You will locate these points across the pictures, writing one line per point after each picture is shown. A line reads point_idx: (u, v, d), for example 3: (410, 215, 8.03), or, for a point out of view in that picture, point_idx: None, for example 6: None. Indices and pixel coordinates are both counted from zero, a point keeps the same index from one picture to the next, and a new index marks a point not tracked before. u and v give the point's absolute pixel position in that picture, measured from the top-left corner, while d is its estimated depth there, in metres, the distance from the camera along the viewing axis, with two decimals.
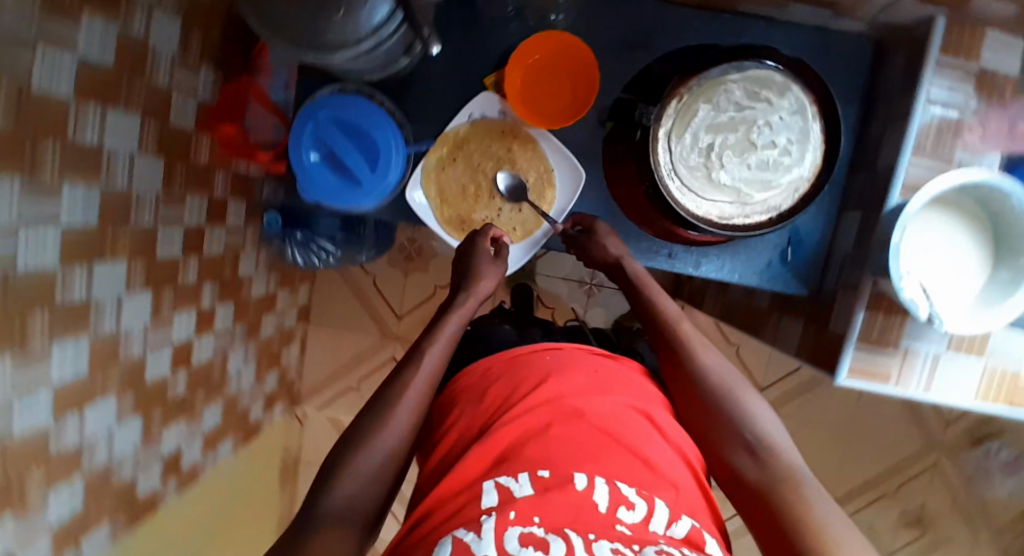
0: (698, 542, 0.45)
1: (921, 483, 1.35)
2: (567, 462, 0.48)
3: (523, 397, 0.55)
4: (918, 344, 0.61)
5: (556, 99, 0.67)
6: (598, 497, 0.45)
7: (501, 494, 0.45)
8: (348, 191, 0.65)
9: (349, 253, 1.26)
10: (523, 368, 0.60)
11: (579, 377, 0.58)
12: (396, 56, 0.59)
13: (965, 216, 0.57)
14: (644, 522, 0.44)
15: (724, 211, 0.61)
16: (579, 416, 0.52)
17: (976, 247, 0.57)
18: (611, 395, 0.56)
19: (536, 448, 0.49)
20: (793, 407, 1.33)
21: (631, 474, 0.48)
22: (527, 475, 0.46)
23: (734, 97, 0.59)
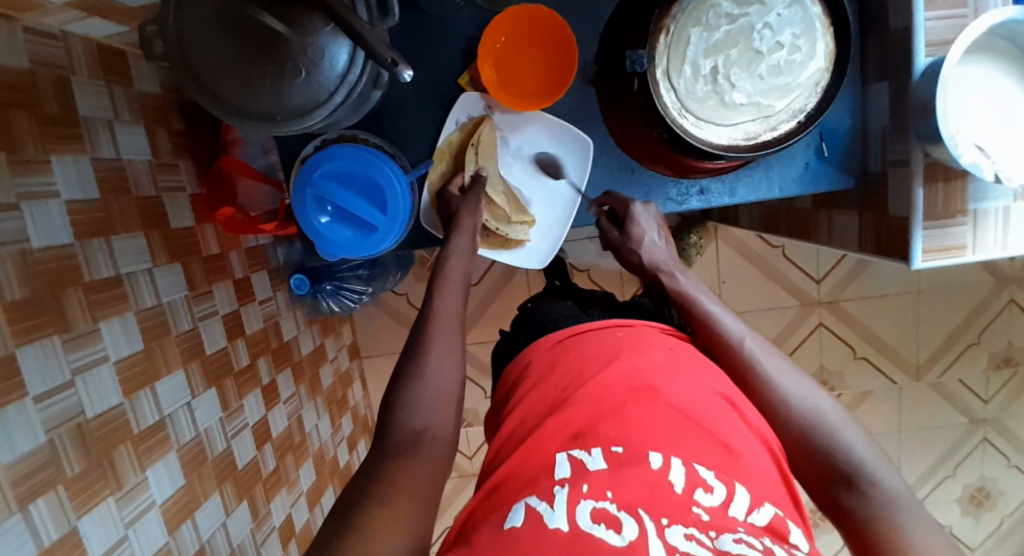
0: (781, 532, 0.42)
1: (1002, 321, 1.31)
2: (643, 440, 0.47)
3: (599, 377, 0.55)
4: (986, 203, 0.57)
5: (533, 77, 0.64)
6: (673, 479, 0.44)
7: (575, 465, 0.46)
8: (365, 239, 0.64)
9: (378, 284, 1.27)
10: (596, 349, 0.59)
11: (654, 355, 0.58)
12: (366, 92, 0.56)
13: (1000, 53, 0.52)
14: (723, 507, 0.42)
15: (749, 131, 0.58)
16: (654, 394, 0.52)
17: (1019, 82, 0.52)
18: (691, 374, 0.55)
19: (613, 423, 0.49)
20: (854, 288, 1.30)
21: (710, 457, 0.46)
22: (600, 450, 0.47)
23: (724, 10, 0.55)
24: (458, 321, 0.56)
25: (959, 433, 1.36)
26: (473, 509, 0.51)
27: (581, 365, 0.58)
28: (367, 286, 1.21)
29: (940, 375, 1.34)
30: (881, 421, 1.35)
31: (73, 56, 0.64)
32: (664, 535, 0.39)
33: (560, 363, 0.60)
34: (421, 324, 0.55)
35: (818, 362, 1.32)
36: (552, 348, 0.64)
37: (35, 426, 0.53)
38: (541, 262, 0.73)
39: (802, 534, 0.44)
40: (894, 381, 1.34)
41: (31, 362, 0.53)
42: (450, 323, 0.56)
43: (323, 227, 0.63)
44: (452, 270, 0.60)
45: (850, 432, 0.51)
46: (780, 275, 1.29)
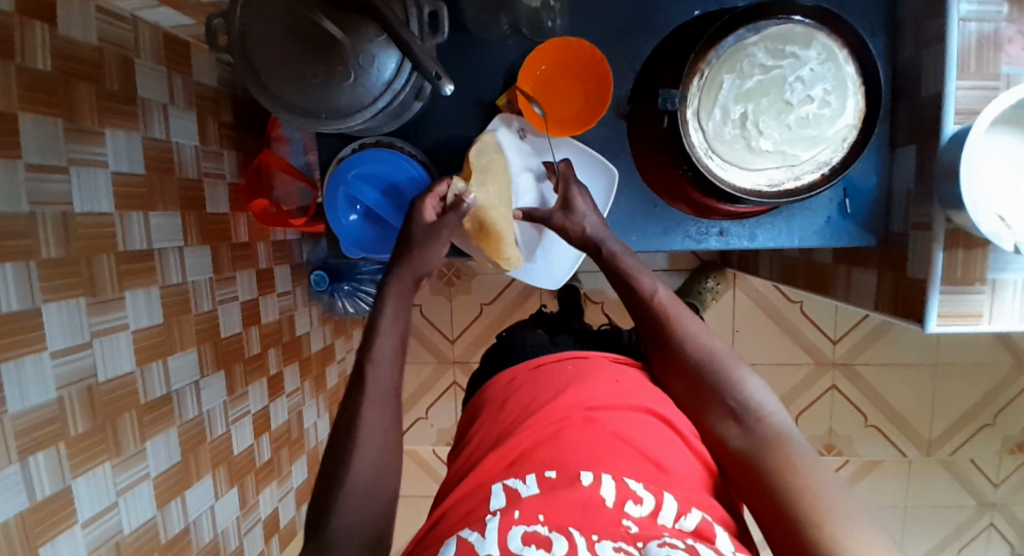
0: (707, 536, 0.44)
1: (1019, 405, 1.27)
2: (578, 462, 0.48)
3: (544, 406, 0.55)
4: (1005, 274, 0.57)
5: (569, 105, 0.67)
6: (604, 493, 0.45)
7: (509, 495, 0.46)
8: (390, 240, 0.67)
9: None
10: (545, 381, 0.60)
11: (598, 385, 0.58)
12: (408, 101, 0.59)
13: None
14: (651, 517, 0.44)
15: (772, 177, 0.60)
16: (592, 420, 0.53)
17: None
18: (620, 398, 0.56)
19: (549, 449, 0.50)
20: (872, 353, 1.25)
21: (640, 472, 0.48)
22: (534, 476, 0.47)
23: (758, 60, 0.57)
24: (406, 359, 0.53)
25: (967, 516, 1.31)
26: (421, 536, 0.51)
27: (531, 397, 0.59)
28: None
29: (952, 454, 1.29)
30: (887, 494, 1.30)
31: (139, 40, 0.69)
32: (594, 549, 0.39)
33: (511, 398, 0.61)
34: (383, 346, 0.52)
35: (828, 425, 1.28)
36: (507, 385, 0.64)
37: (49, 381, 0.55)
38: (552, 283, 0.74)
39: (730, 538, 0.46)
40: (904, 454, 1.29)
41: (55, 317, 0.55)
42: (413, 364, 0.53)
43: (349, 224, 0.66)
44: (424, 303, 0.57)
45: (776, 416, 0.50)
46: (795, 329, 1.26)
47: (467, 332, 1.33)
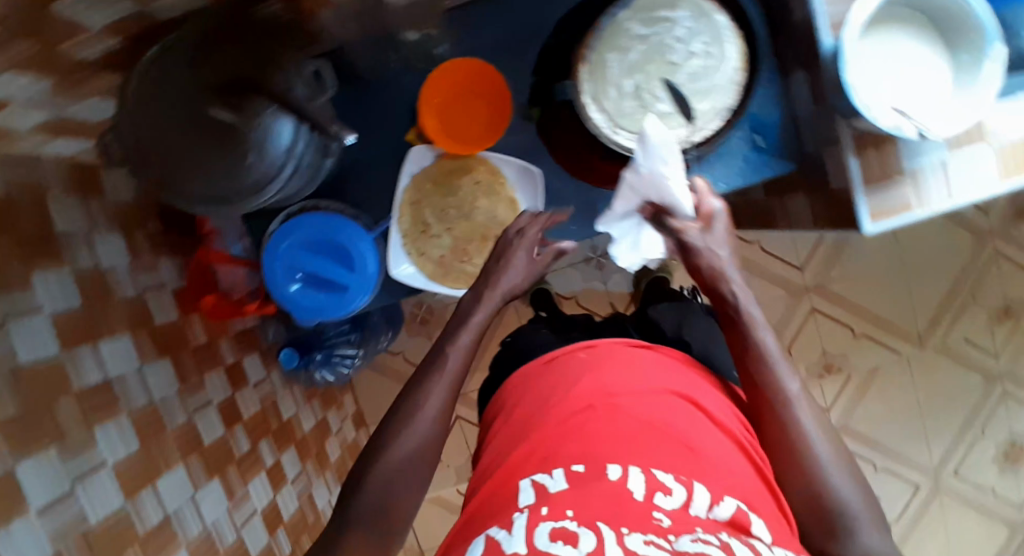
0: (741, 524, 0.44)
1: (992, 275, 1.30)
2: (604, 456, 0.49)
3: (566, 401, 0.56)
4: (920, 159, 0.59)
5: (473, 124, 0.65)
6: (633, 487, 0.45)
7: (537, 490, 0.48)
8: (338, 300, 0.63)
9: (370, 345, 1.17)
10: (560, 373, 0.61)
11: (614, 372, 0.59)
12: (318, 161, 0.58)
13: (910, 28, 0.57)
14: (682, 508, 0.44)
15: (681, 136, 0.61)
16: (616, 408, 0.54)
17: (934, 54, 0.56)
18: (642, 385, 0.57)
19: (575, 444, 0.51)
20: (842, 268, 1.27)
21: (670, 462, 0.48)
22: (561, 470, 0.49)
23: (635, 33, 0.59)
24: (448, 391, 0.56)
25: (976, 394, 1.36)
26: (451, 539, 0.52)
27: (547, 393, 0.59)
28: (358, 349, 1.11)
29: (945, 339, 1.32)
30: (896, 395, 1.34)
31: (44, 176, 0.68)
32: (624, 542, 0.39)
33: (528, 394, 0.61)
34: (414, 377, 0.57)
35: (821, 347, 1.30)
36: (524, 379, 0.64)
37: (41, 538, 0.52)
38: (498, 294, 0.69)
39: (768, 527, 0.46)
40: (900, 353, 1.32)
41: (31, 477, 0.53)
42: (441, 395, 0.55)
43: (295, 295, 0.63)
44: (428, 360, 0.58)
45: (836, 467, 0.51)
46: (763, 269, 1.27)
47: None
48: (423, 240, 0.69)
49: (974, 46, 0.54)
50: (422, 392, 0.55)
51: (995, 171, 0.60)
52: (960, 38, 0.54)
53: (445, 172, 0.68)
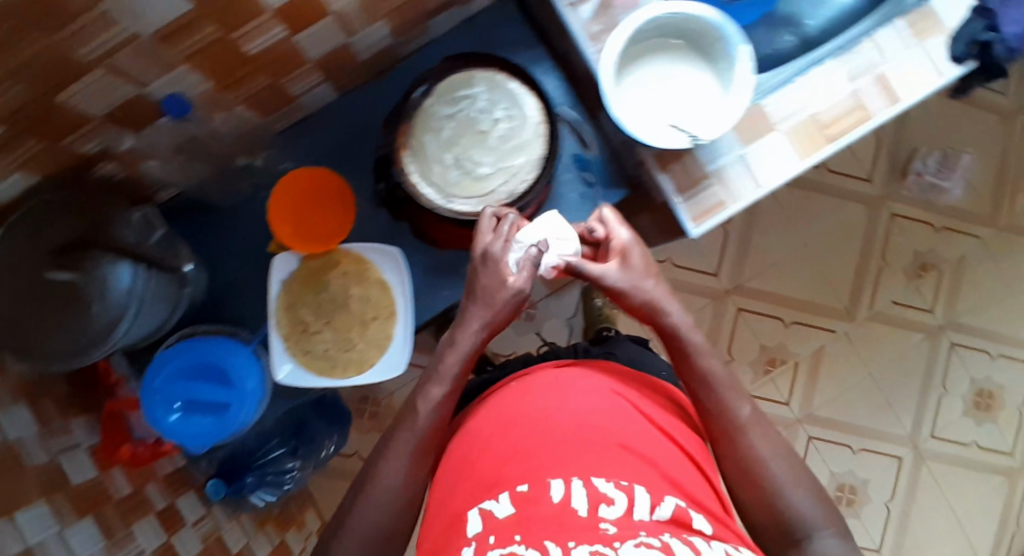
0: (683, 521, 0.44)
1: (897, 235, 1.34)
2: (545, 471, 0.46)
3: (507, 424, 0.53)
4: (721, 159, 0.65)
5: (325, 223, 0.69)
6: (576, 504, 0.43)
7: (483, 518, 0.45)
8: (223, 419, 0.65)
9: (314, 455, 1.16)
10: (500, 398, 0.58)
11: (550, 387, 0.56)
12: (165, 295, 0.62)
13: (672, 49, 0.63)
14: (626, 515, 0.43)
15: (508, 190, 0.67)
16: (553, 422, 0.51)
17: (698, 66, 0.62)
18: (576, 393, 0.55)
19: (516, 465, 0.48)
20: (753, 263, 1.32)
21: (615, 469, 0.47)
22: (506, 493, 0.46)
23: (442, 113, 0.66)
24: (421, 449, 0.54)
25: (926, 349, 1.36)
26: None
27: (488, 416, 0.56)
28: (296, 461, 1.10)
29: (873, 306, 1.35)
30: (848, 371, 1.35)
31: None
32: None
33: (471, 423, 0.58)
34: (385, 433, 0.56)
35: (758, 343, 1.33)
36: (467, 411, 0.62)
37: None
38: (382, 375, 0.71)
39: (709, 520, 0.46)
40: (837, 332, 1.34)
41: None
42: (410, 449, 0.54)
43: (176, 423, 0.63)
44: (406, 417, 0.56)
45: (779, 463, 0.53)
46: (682, 282, 1.30)
47: None
48: (304, 337, 0.70)
49: (723, 54, 0.60)
50: (388, 452, 0.54)
51: (794, 152, 0.65)
52: (713, 48, 0.60)
53: (313, 271, 0.71)
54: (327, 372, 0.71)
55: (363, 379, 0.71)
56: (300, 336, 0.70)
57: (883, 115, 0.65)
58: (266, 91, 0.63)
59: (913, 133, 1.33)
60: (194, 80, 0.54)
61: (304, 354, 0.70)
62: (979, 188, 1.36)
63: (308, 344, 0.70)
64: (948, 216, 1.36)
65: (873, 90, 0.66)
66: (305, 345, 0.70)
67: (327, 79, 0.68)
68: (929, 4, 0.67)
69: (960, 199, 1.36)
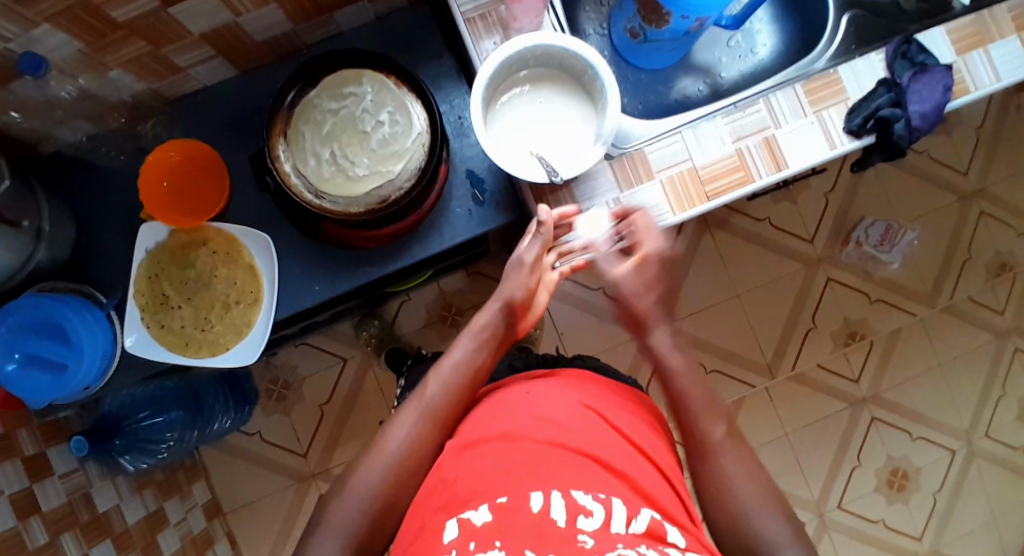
0: (657, 534, 0.42)
1: (830, 299, 1.34)
2: (522, 481, 0.44)
3: (478, 436, 0.52)
4: (596, 200, 0.65)
5: (198, 199, 0.70)
6: (554, 514, 0.41)
7: (463, 526, 0.42)
8: (59, 380, 0.64)
9: (195, 426, 1.18)
10: (475, 416, 0.56)
11: (518, 403, 0.55)
12: (9, 244, 0.61)
13: (555, 80, 0.63)
14: (602, 527, 0.40)
15: (382, 195, 0.66)
16: (518, 435, 0.50)
17: (576, 103, 0.62)
18: (545, 409, 0.54)
19: (486, 475, 0.46)
20: (683, 305, 1.31)
21: (588, 481, 0.45)
22: (486, 503, 0.43)
23: (326, 107, 0.66)
24: (404, 445, 0.54)
25: (845, 418, 1.35)
26: None
27: (461, 430, 0.55)
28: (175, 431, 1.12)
29: (798, 366, 1.34)
30: (765, 427, 1.33)
31: None
32: None
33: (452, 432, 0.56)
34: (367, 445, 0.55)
35: None
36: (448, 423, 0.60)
37: None
38: (234, 359, 0.69)
39: (687, 535, 0.45)
40: (757, 387, 1.33)
41: None
42: (390, 453, 0.53)
43: (11, 375, 0.63)
44: (404, 410, 0.56)
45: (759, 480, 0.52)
46: (610, 314, 1.29)
47: (316, 438, 1.29)
48: (163, 310, 0.70)
49: (599, 94, 0.59)
50: (371, 455, 0.53)
51: (667, 207, 0.65)
52: (591, 86, 0.60)
53: (178, 244, 0.70)
54: (176, 350, 0.69)
55: (213, 362, 0.69)
56: (160, 308, 0.70)
57: (763, 179, 0.65)
58: (149, 58, 0.63)
59: (859, 201, 1.34)
60: (60, 40, 0.54)
61: (157, 328, 0.69)
62: (920, 264, 1.36)
63: (165, 318, 0.70)
64: (886, 288, 1.35)
65: (759, 151, 0.66)
66: (161, 316, 0.70)
67: (219, 55, 0.68)
68: (835, 71, 0.67)
69: (899, 272, 1.36)
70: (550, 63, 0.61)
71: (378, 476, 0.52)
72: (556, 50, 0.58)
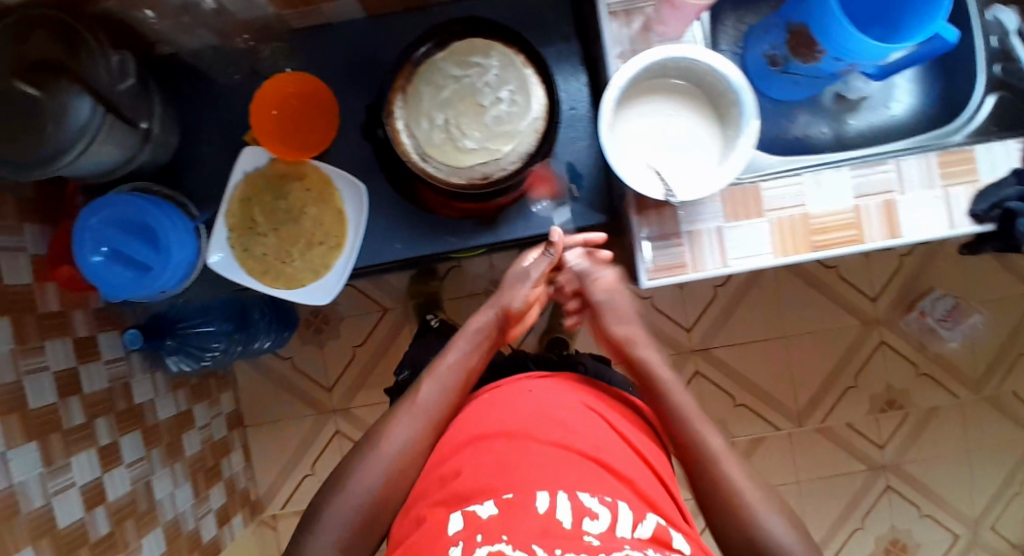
0: (663, 539, 0.44)
1: (877, 362, 1.31)
2: (529, 479, 0.47)
3: (482, 433, 0.55)
4: (699, 225, 0.63)
5: (304, 132, 0.70)
6: (561, 514, 0.43)
7: (468, 519, 0.45)
8: (142, 279, 0.66)
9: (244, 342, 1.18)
10: (477, 414, 0.59)
11: (522, 402, 0.58)
12: (125, 140, 0.63)
13: (688, 96, 0.61)
14: (610, 530, 0.42)
15: (484, 172, 0.65)
16: (522, 434, 0.53)
17: (705, 123, 0.60)
18: (549, 408, 0.57)
19: (491, 469, 0.49)
20: (728, 333, 1.29)
21: (593, 481, 0.47)
22: (492, 498, 0.45)
23: (449, 73, 0.65)
24: (402, 445, 0.57)
25: (859, 480, 1.34)
26: None
27: (463, 428, 0.58)
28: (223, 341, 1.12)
29: (826, 420, 1.32)
30: (778, 470, 1.33)
31: None
32: None
33: (453, 431, 0.60)
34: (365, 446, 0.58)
35: (702, 411, 1.30)
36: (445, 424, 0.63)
37: None
38: (311, 297, 0.71)
39: (686, 540, 0.47)
40: (781, 430, 1.32)
41: None
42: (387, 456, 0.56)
43: (93, 267, 0.64)
44: (403, 410, 0.60)
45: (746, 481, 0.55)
46: (653, 325, 1.28)
47: (343, 377, 1.33)
48: (249, 233, 0.71)
49: (734, 121, 0.58)
50: (369, 454, 0.57)
51: (771, 247, 0.63)
52: (726, 110, 0.58)
53: (273, 173, 0.71)
54: (254, 275, 0.71)
55: (289, 295, 0.71)
56: (246, 231, 0.71)
57: (874, 241, 0.64)
58: None
59: (936, 271, 1.29)
60: None
61: (241, 250, 0.71)
62: (980, 348, 1.31)
63: (249, 242, 0.71)
64: (937, 364, 1.31)
65: (878, 214, 0.64)
66: (246, 240, 0.71)
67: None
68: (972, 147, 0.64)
69: (955, 351, 1.32)
70: (689, 77, 0.59)
71: (374, 478, 0.55)
72: (701, 67, 0.56)
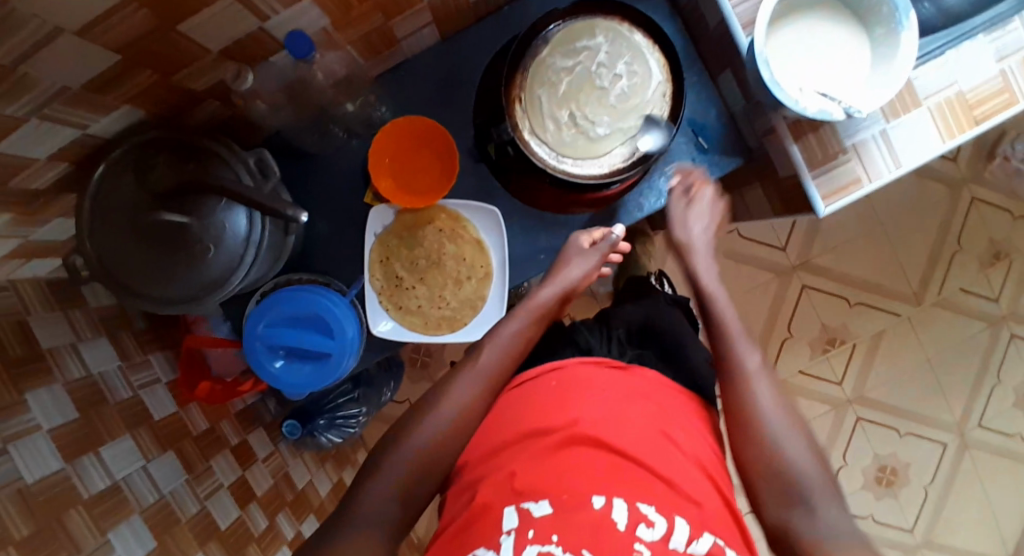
0: None
1: (974, 220, 1.29)
2: (587, 486, 0.45)
3: (551, 428, 0.51)
4: (862, 135, 0.60)
5: (423, 175, 0.68)
6: (615, 516, 0.43)
7: (521, 513, 0.44)
8: (325, 369, 0.64)
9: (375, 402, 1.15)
10: (539, 399, 0.54)
11: (591, 402, 0.53)
12: (279, 240, 0.61)
13: (823, 8, 0.57)
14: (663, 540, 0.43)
15: (624, 154, 0.62)
16: (594, 440, 0.49)
17: (848, 31, 0.57)
18: (618, 408, 0.52)
19: (552, 471, 0.46)
20: (822, 240, 1.28)
21: (649, 490, 0.46)
22: (547, 499, 0.44)
23: (560, 66, 0.62)
24: (463, 410, 0.52)
25: (986, 338, 1.33)
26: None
27: (522, 412, 0.54)
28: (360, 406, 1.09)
29: (940, 292, 1.31)
30: (907, 354, 1.32)
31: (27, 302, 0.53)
32: None
33: (511, 414, 0.54)
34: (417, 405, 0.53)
35: (819, 321, 1.30)
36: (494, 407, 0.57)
37: None
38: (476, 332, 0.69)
39: None
40: (900, 315, 1.31)
41: None
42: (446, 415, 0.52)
43: (280, 372, 0.64)
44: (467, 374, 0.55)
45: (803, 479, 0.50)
46: (750, 256, 1.27)
47: None
48: (397, 290, 0.70)
49: (884, 20, 0.54)
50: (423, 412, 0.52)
51: (936, 135, 0.61)
52: (871, 11, 0.55)
53: (404, 224, 0.70)
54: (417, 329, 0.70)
55: (455, 337, 0.70)
56: (395, 289, 0.70)
57: None
58: (377, 31, 0.60)
59: None
60: (315, 16, 0.51)
61: (397, 309, 0.70)
62: None
63: (402, 298, 0.70)
64: None
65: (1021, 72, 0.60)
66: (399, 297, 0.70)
67: (435, 20, 0.64)
68: None
69: None
70: None
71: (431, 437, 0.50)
72: None
